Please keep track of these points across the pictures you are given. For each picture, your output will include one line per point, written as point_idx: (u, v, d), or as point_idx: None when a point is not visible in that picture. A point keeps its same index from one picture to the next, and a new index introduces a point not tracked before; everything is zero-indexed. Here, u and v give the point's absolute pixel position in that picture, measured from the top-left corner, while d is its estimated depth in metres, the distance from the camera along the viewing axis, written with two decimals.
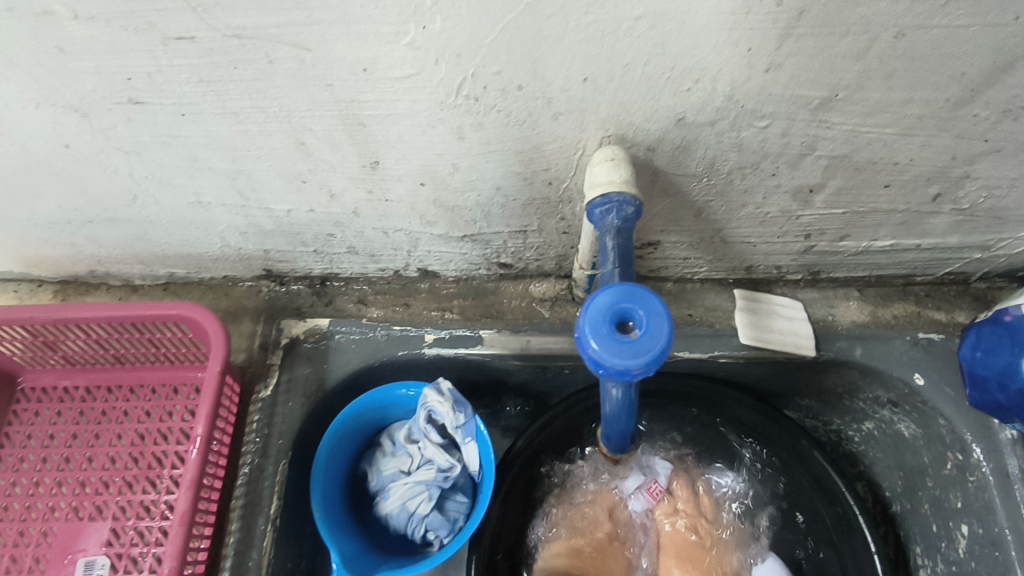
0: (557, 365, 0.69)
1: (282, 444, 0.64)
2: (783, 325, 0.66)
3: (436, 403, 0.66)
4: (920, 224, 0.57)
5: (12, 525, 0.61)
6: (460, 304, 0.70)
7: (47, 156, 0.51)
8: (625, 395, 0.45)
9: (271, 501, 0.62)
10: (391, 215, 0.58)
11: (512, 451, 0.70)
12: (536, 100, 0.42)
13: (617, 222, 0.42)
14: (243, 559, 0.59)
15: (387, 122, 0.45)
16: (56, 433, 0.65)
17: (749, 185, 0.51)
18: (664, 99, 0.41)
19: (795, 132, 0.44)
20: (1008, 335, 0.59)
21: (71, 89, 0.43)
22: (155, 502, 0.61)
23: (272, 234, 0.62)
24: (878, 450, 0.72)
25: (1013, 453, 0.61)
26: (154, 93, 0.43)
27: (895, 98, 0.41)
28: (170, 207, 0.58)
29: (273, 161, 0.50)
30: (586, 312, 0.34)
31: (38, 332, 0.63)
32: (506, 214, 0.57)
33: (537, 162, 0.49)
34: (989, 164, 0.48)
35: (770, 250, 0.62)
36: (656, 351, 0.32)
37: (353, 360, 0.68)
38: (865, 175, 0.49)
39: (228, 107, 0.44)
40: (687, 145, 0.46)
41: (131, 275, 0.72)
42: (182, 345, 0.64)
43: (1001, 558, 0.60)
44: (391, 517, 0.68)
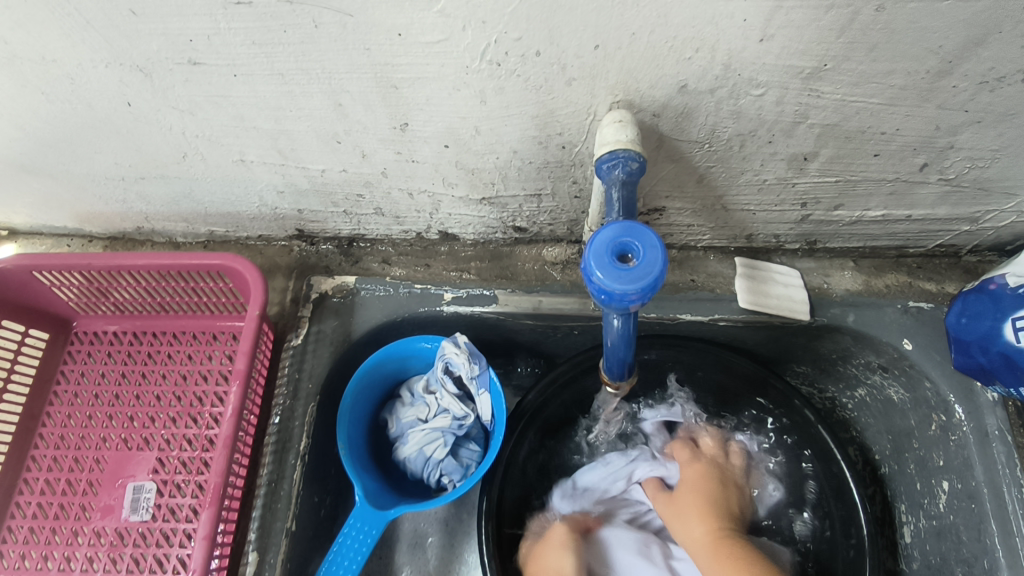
0: (566, 325, 0.74)
1: (311, 387, 0.70)
2: (780, 291, 0.71)
3: (453, 356, 0.71)
4: (910, 194, 0.60)
5: (70, 452, 0.68)
6: (477, 266, 0.75)
7: (110, 114, 0.56)
8: (626, 328, 0.47)
9: (301, 439, 0.68)
10: (417, 176, 0.63)
11: (524, 404, 0.75)
12: (552, 66, 0.47)
13: (623, 175, 0.47)
14: (276, 488, 0.65)
15: (417, 84, 0.50)
16: (107, 372, 0.72)
17: (749, 152, 0.55)
18: (668, 66, 0.46)
19: (788, 100, 0.48)
20: (991, 302, 0.63)
21: (139, 50, 0.48)
22: (196, 435, 0.67)
23: (306, 194, 0.67)
24: (869, 416, 0.76)
25: (992, 412, 0.65)
26: (212, 55, 0.48)
27: (880, 69, 0.45)
28: (215, 165, 0.63)
29: (312, 121, 0.55)
30: (590, 245, 0.38)
31: (93, 279, 0.69)
32: (522, 177, 0.61)
33: (551, 126, 0.53)
34: (970, 134, 0.51)
35: (769, 218, 0.66)
36: (652, 279, 0.36)
37: (377, 314, 0.73)
38: (856, 144, 0.53)
39: (276, 69, 0.49)
40: (689, 112, 0.50)
41: (175, 232, 0.78)
42: (222, 294, 0.70)
43: (976, 509, 0.64)
44: (409, 461, 0.74)
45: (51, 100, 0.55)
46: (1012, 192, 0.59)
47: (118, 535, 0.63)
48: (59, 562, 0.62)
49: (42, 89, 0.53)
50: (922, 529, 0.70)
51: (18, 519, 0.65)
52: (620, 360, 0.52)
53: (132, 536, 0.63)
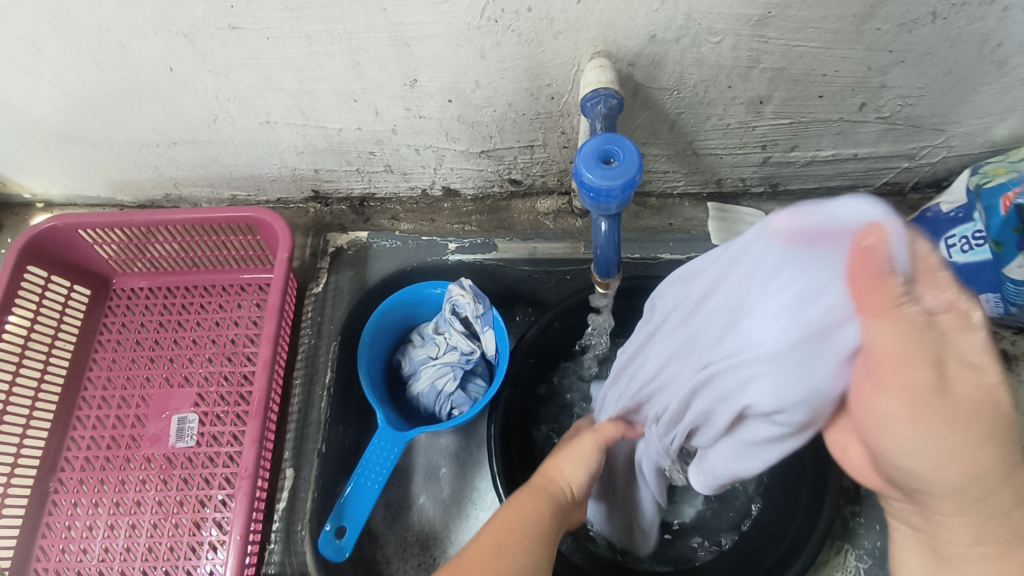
0: (560, 271, 0.83)
1: (332, 328, 0.78)
2: (747, 229, 0.79)
3: (459, 297, 0.79)
4: (854, 133, 0.69)
5: (117, 392, 0.75)
6: (477, 219, 0.84)
7: (153, 80, 0.64)
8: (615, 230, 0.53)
9: (326, 372, 0.75)
10: (423, 132, 0.71)
11: (524, 340, 0.81)
12: (541, 21, 0.55)
13: (604, 110, 0.55)
14: (306, 415, 0.73)
15: (426, 42, 0.58)
16: (146, 323, 0.79)
17: (712, 97, 0.64)
18: (640, 18, 0.54)
19: (742, 46, 0.57)
20: (929, 228, 0.72)
21: (186, 17, 0.56)
22: (232, 373, 0.75)
23: (323, 153, 0.75)
24: None
25: None
26: (249, 20, 0.56)
27: (815, 15, 0.54)
28: (243, 127, 0.71)
29: (333, 80, 0.63)
30: (579, 155, 0.45)
31: (132, 236, 0.76)
32: (517, 129, 0.70)
33: (541, 78, 0.62)
34: (898, 74, 0.60)
35: (735, 162, 0.75)
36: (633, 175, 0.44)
37: (388, 264, 0.82)
38: (802, 87, 0.62)
39: (304, 31, 0.57)
40: (659, 60, 0.59)
41: (200, 198, 0.85)
42: (250, 248, 0.78)
43: None
44: (422, 395, 0.82)
45: (101, 68, 0.62)
46: (940, 128, 0.68)
47: (167, 460, 0.71)
48: (115, 485, 0.70)
49: (94, 57, 0.61)
50: None
51: (74, 451, 0.72)
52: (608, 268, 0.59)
53: (180, 460, 0.70)
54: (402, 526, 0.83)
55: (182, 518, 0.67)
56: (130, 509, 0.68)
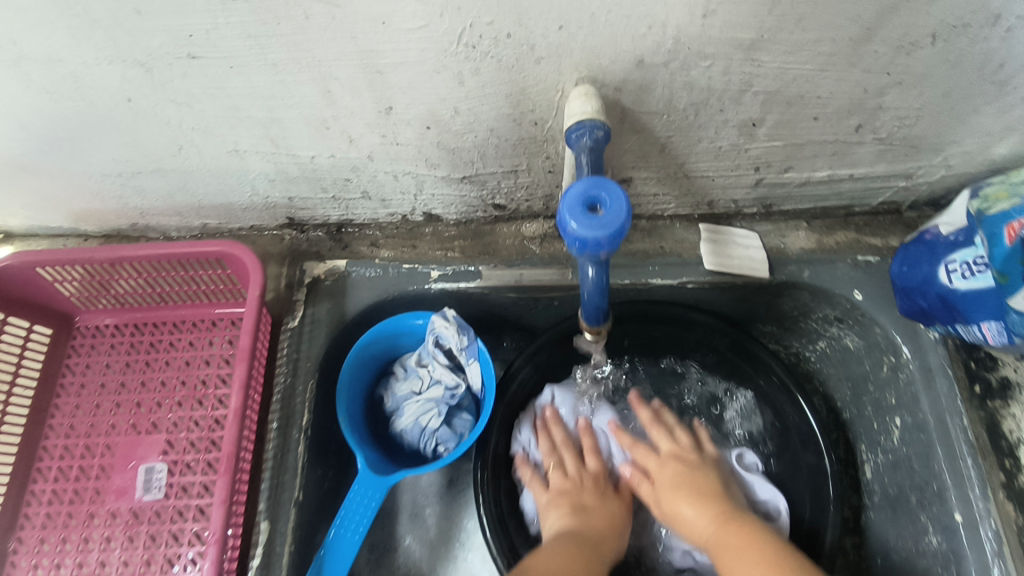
0: (547, 296, 0.79)
1: (309, 365, 0.74)
2: (741, 252, 0.77)
3: (443, 329, 0.76)
4: (850, 155, 0.67)
5: (82, 440, 0.71)
6: (460, 245, 0.80)
7: (110, 110, 0.60)
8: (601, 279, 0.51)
9: (303, 414, 0.72)
10: (401, 159, 0.67)
11: (511, 372, 0.81)
12: (522, 47, 0.52)
13: (590, 143, 0.52)
14: (283, 460, 0.69)
15: (400, 69, 0.54)
16: (111, 364, 0.75)
17: (702, 121, 0.61)
18: (625, 43, 0.51)
19: (733, 70, 0.54)
20: (927, 250, 0.70)
21: (141, 46, 0.52)
22: (203, 417, 0.71)
23: (297, 181, 0.72)
24: (830, 366, 0.84)
25: (935, 351, 0.72)
26: (210, 48, 0.52)
27: (810, 38, 0.51)
28: (210, 157, 0.67)
29: (303, 108, 0.59)
30: (563, 201, 0.43)
31: (94, 273, 0.72)
32: (499, 155, 0.67)
33: (524, 104, 0.59)
34: (895, 96, 0.58)
35: (728, 184, 0.72)
36: (619, 225, 0.42)
37: (368, 294, 0.78)
38: (796, 109, 0.59)
39: (269, 59, 0.53)
40: (647, 85, 0.56)
41: (169, 226, 0.81)
42: (220, 282, 0.74)
43: (925, 439, 0.70)
44: (406, 432, 0.79)
45: (53, 99, 0.58)
46: (939, 148, 0.66)
47: (134, 513, 0.67)
48: (78, 542, 0.66)
49: (45, 89, 0.57)
50: (880, 464, 0.77)
51: (34, 506, 0.68)
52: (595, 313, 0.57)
53: (148, 513, 0.66)
54: (388, 569, 0.80)
55: None
56: (94, 570, 0.64)
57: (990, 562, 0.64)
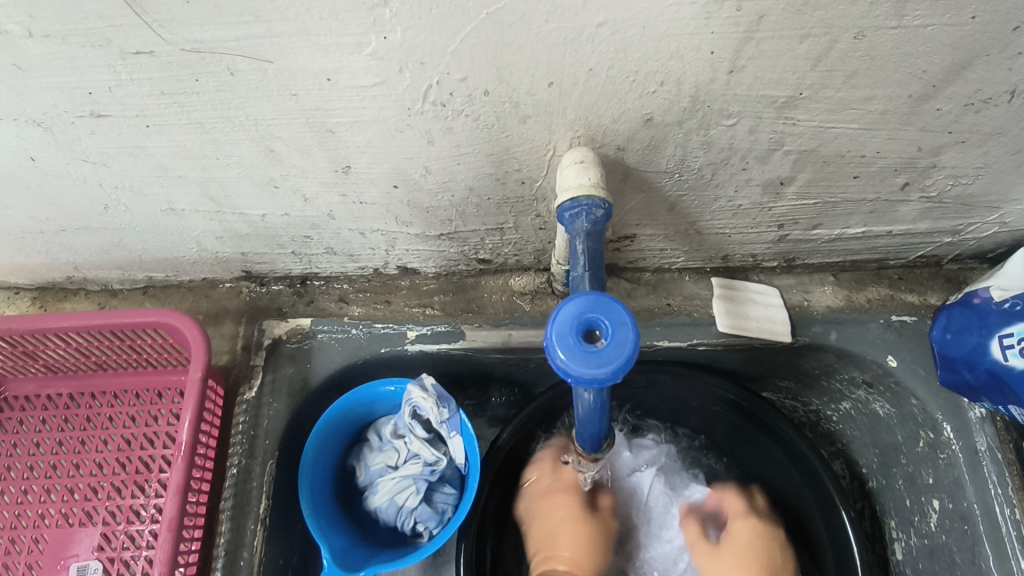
0: (539, 357, 0.70)
1: (268, 443, 0.65)
2: (760, 312, 0.68)
3: (421, 399, 0.67)
4: (890, 212, 0.57)
5: (4, 534, 0.62)
6: (440, 300, 0.70)
7: (13, 170, 0.50)
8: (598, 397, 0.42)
9: (260, 501, 0.63)
10: (367, 217, 0.58)
11: (498, 444, 0.71)
12: (504, 105, 0.42)
13: (587, 226, 0.43)
14: (235, 559, 0.60)
15: (355, 128, 0.44)
16: (42, 441, 0.65)
17: (721, 179, 0.51)
18: (631, 101, 0.41)
19: (763, 129, 0.44)
20: (976, 317, 0.60)
21: (33, 105, 0.42)
22: (144, 506, 0.62)
23: (249, 238, 0.62)
24: (854, 429, 0.74)
25: (981, 431, 0.63)
26: (118, 107, 0.42)
27: (859, 95, 0.41)
28: (142, 215, 0.57)
29: (243, 168, 0.50)
30: (552, 322, 0.34)
31: (17, 343, 0.63)
32: (481, 213, 0.57)
33: (508, 163, 0.49)
34: (954, 154, 0.48)
35: (746, 239, 0.63)
36: (621, 360, 0.32)
37: (336, 358, 0.68)
38: (834, 168, 0.50)
39: (194, 118, 0.43)
40: (657, 144, 0.46)
41: (109, 279, 0.71)
42: (164, 350, 0.64)
43: (970, 531, 0.62)
44: (381, 510, 0.70)
45: None
46: (995, 205, 0.56)
47: None
48: None
49: None
50: (914, 547, 0.68)
51: None
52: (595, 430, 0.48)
53: None
54: None
55: None
56: None
57: None
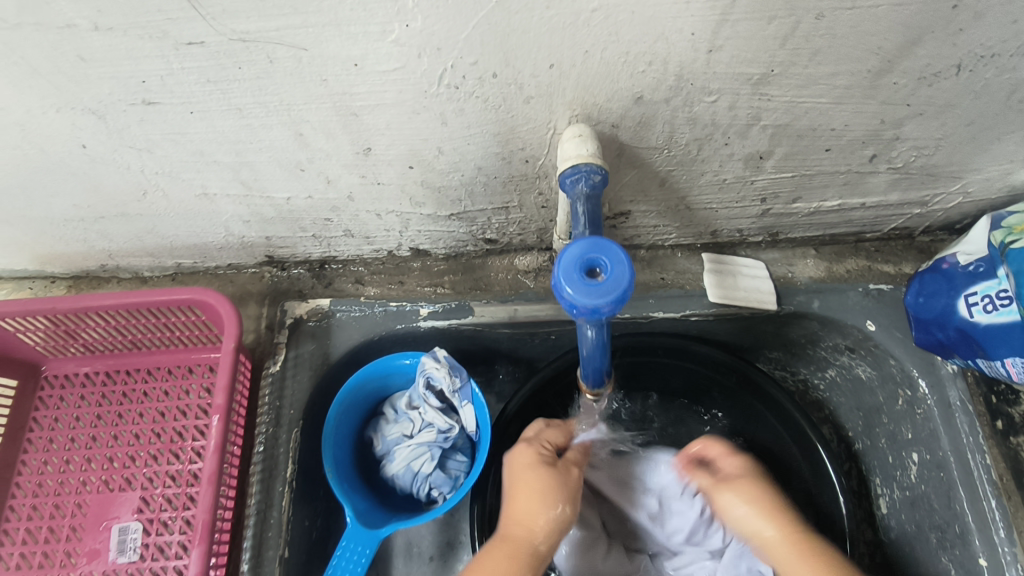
0: (544, 331, 0.75)
1: (293, 413, 0.70)
2: (747, 283, 0.73)
3: (434, 370, 0.72)
4: (862, 184, 0.63)
5: (50, 499, 0.67)
6: (450, 280, 0.76)
7: (64, 158, 0.55)
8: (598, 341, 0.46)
9: (287, 465, 0.68)
10: (383, 198, 0.63)
11: (505, 414, 0.77)
12: (510, 87, 0.47)
13: (587, 189, 0.48)
14: (266, 518, 0.65)
15: (377, 111, 0.50)
16: (82, 416, 0.71)
17: (706, 155, 0.57)
18: (623, 80, 0.47)
19: (741, 105, 0.50)
20: (945, 280, 0.65)
21: (89, 94, 0.47)
22: (179, 471, 0.67)
23: (274, 221, 0.67)
24: (840, 396, 0.80)
25: (954, 385, 0.68)
26: (166, 94, 0.47)
27: (824, 71, 0.47)
28: (178, 200, 0.62)
29: (274, 151, 0.55)
30: (559, 263, 0.39)
31: (59, 322, 0.68)
32: (489, 192, 0.62)
33: (513, 143, 0.54)
34: (914, 126, 0.54)
35: (731, 214, 0.68)
36: (620, 291, 0.37)
37: (354, 335, 0.73)
38: (807, 141, 0.55)
39: (233, 104, 0.49)
40: (647, 121, 0.52)
41: (140, 267, 0.77)
42: (194, 328, 0.69)
43: (945, 478, 0.67)
44: (397, 477, 0.74)
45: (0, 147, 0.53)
46: (957, 176, 0.62)
47: None
48: None
49: None
50: (897, 500, 0.73)
51: None
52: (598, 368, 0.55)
53: None
54: None
55: None
56: None
57: None
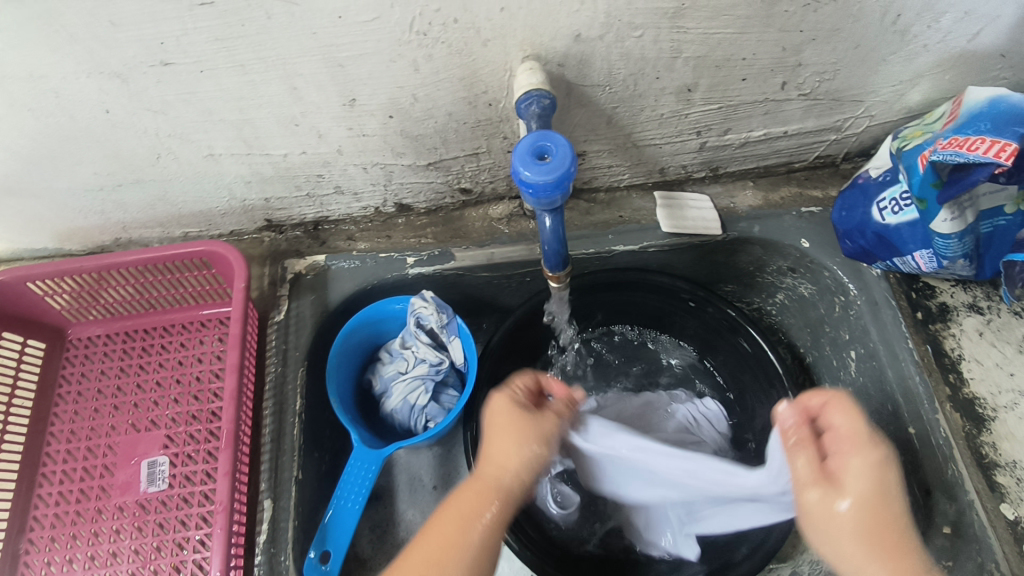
0: (519, 273, 0.83)
1: (297, 354, 0.77)
2: (694, 214, 0.82)
3: (423, 309, 0.79)
4: (780, 112, 0.73)
5: (82, 444, 0.74)
6: (432, 231, 0.85)
7: (89, 124, 0.63)
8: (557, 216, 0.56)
9: (296, 399, 0.75)
10: (369, 150, 0.72)
11: (489, 348, 0.83)
12: (469, 31, 0.57)
13: (538, 111, 0.59)
14: (280, 443, 0.72)
15: (359, 61, 0.59)
16: (106, 370, 0.78)
17: (642, 89, 0.67)
18: (562, 19, 0.56)
19: (663, 38, 0.60)
20: (861, 193, 0.75)
21: (117, 58, 0.56)
22: (200, 410, 0.75)
23: (272, 180, 0.76)
24: (791, 317, 0.89)
25: (879, 285, 0.77)
26: (181, 54, 0.56)
27: (725, 3, 0.57)
28: (187, 163, 0.71)
29: (272, 107, 0.64)
30: (515, 155, 0.50)
31: (85, 282, 0.76)
32: (460, 138, 0.71)
33: (477, 86, 0.64)
34: (812, 51, 0.64)
35: (674, 150, 0.78)
36: (566, 168, 0.48)
37: (348, 284, 0.81)
38: (725, 72, 0.65)
39: (237, 60, 0.58)
40: (587, 59, 0.61)
41: (152, 238, 0.85)
42: (208, 283, 0.79)
43: (878, 366, 0.75)
44: (395, 411, 0.81)
45: (34, 116, 0.62)
46: (859, 99, 0.72)
47: (140, 506, 0.70)
48: (88, 538, 0.69)
49: (26, 106, 0.60)
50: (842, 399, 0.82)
51: (42, 509, 0.71)
52: (557, 250, 0.63)
53: (154, 504, 0.70)
54: (390, 546, 0.82)
55: (160, 564, 0.67)
56: (106, 561, 0.68)
57: (945, 466, 0.68)
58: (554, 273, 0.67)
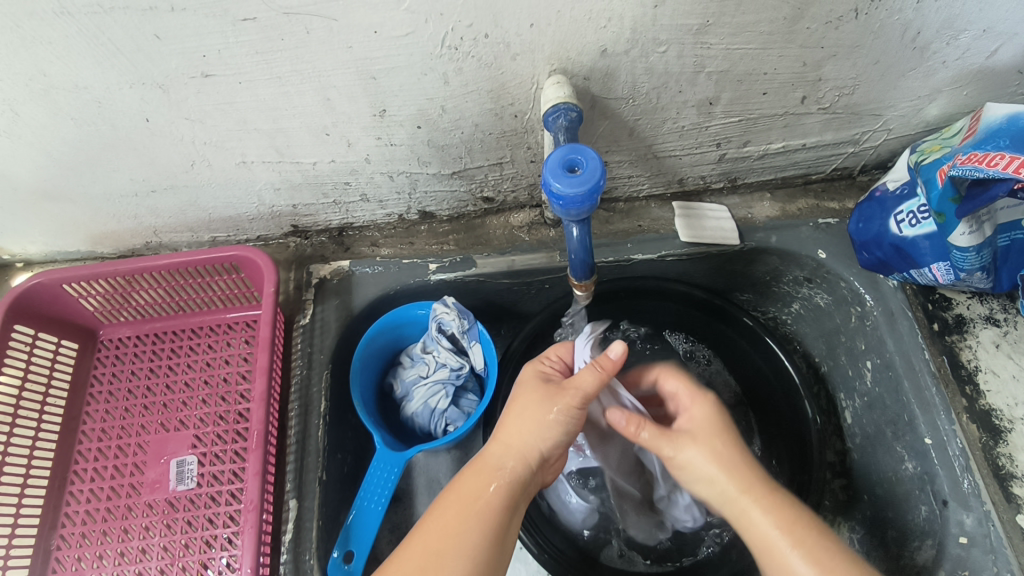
0: (539, 279, 0.85)
1: (322, 357, 0.79)
2: (713, 223, 0.83)
3: (445, 314, 0.80)
4: (799, 125, 0.75)
5: (113, 442, 0.76)
6: (455, 238, 0.86)
7: (129, 132, 0.66)
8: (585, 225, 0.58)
9: (320, 401, 0.76)
10: (396, 159, 0.74)
11: (511, 350, 0.86)
12: (499, 45, 0.58)
13: (565, 123, 0.60)
14: (305, 444, 0.74)
15: (392, 74, 0.61)
16: (137, 371, 0.81)
17: (664, 102, 0.68)
18: (590, 35, 0.58)
19: (687, 53, 0.61)
20: (878, 206, 0.76)
21: (159, 69, 0.58)
22: (227, 411, 0.76)
23: (300, 187, 0.78)
24: (807, 326, 0.89)
25: (895, 296, 0.78)
26: (221, 66, 0.58)
27: (749, 19, 0.58)
28: (220, 170, 0.73)
29: (305, 117, 0.66)
30: (546, 167, 0.51)
31: (118, 285, 0.79)
32: (485, 148, 0.73)
33: (504, 98, 0.65)
34: (832, 67, 0.65)
35: (694, 161, 0.80)
36: (597, 180, 0.50)
37: (372, 289, 0.83)
38: (746, 86, 0.67)
39: (274, 73, 0.60)
40: (612, 72, 0.63)
41: (181, 242, 0.87)
42: (236, 286, 0.81)
43: (894, 376, 0.76)
44: (415, 415, 0.82)
45: (76, 124, 0.64)
46: (878, 113, 0.74)
47: (169, 504, 0.72)
48: (118, 534, 0.70)
49: (70, 115, 0.63)
50: (858, 408, 0.83)
51: (74, 506, 0.73)
52: (582, 259, 0.64)
53: (182, 502, 0.72)
54: None
55: (189, 561, 0.69)
56: (135, 557, 0.69)
57: (961, 476, 0.69)
58: (581, 281, 0.69)
